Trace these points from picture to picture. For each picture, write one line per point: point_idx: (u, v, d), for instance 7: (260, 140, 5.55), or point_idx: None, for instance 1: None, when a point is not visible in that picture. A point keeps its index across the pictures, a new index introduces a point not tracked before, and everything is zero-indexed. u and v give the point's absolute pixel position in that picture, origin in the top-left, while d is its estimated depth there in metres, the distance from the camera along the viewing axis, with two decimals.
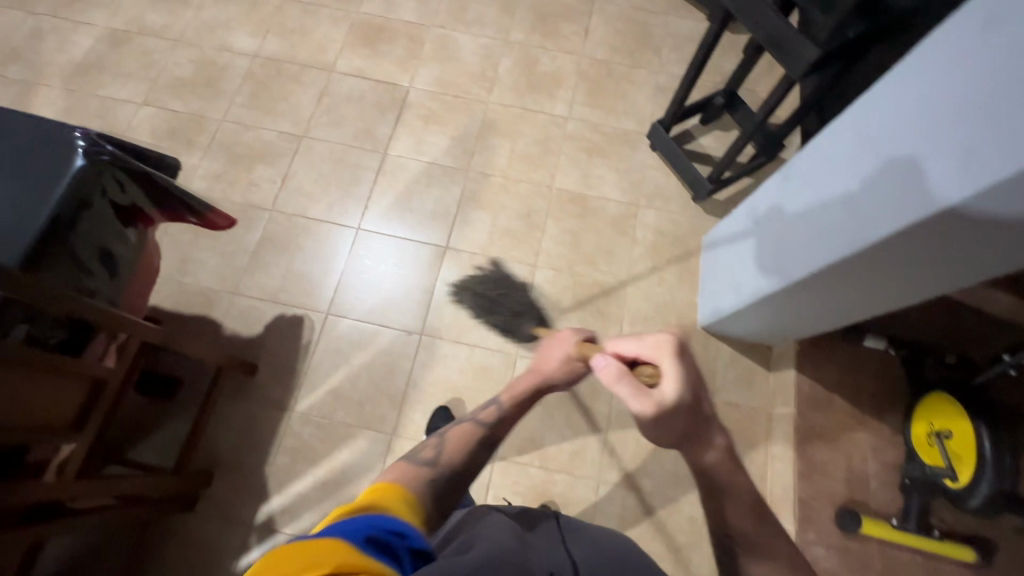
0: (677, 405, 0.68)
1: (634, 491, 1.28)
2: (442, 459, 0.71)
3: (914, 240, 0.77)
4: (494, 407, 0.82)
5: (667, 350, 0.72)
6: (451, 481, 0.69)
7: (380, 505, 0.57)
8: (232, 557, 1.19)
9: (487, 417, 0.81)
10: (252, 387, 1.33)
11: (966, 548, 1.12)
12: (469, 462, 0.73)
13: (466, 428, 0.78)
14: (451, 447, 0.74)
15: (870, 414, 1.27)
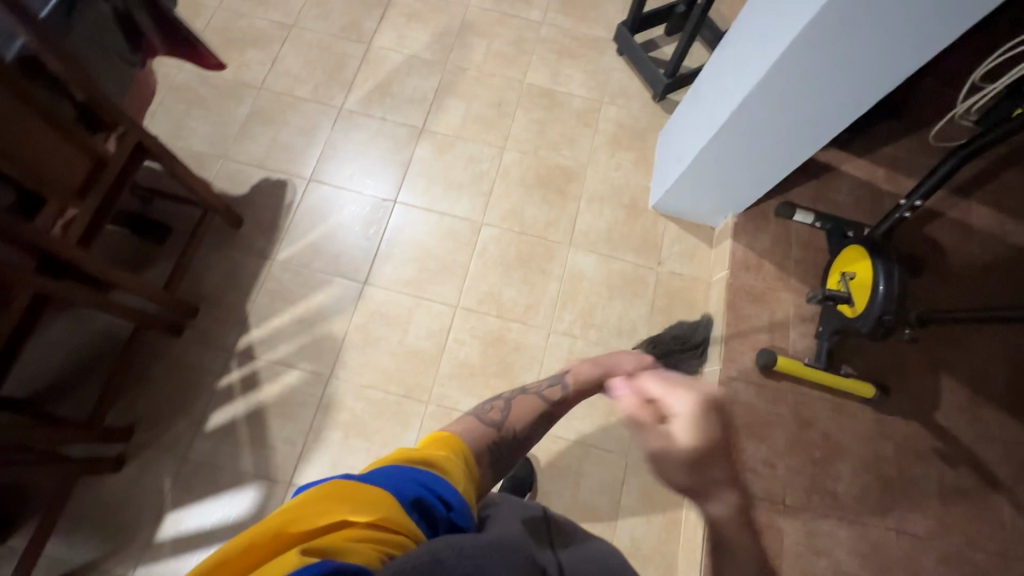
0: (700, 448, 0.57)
1: (581, 340, 1.42)
2: (508, 426, 0.76)
3: (814, 43, 0.93)
4: (558, 388, 0.87)
5: (686, 408, 0.60)
6: (512, 444, 0.74)
7: (444, 458, 0.59)
8: (214, 376, 1.32)
9: (551, 396, 0.85)
10: (237, 237, 1.45)
11: (866, 384, 1.26)
12: (527, 432, 0.78)
13: (532, 400, 0.84)
14: (515, 412, 0.79)
15: (795, 278, 1.41)
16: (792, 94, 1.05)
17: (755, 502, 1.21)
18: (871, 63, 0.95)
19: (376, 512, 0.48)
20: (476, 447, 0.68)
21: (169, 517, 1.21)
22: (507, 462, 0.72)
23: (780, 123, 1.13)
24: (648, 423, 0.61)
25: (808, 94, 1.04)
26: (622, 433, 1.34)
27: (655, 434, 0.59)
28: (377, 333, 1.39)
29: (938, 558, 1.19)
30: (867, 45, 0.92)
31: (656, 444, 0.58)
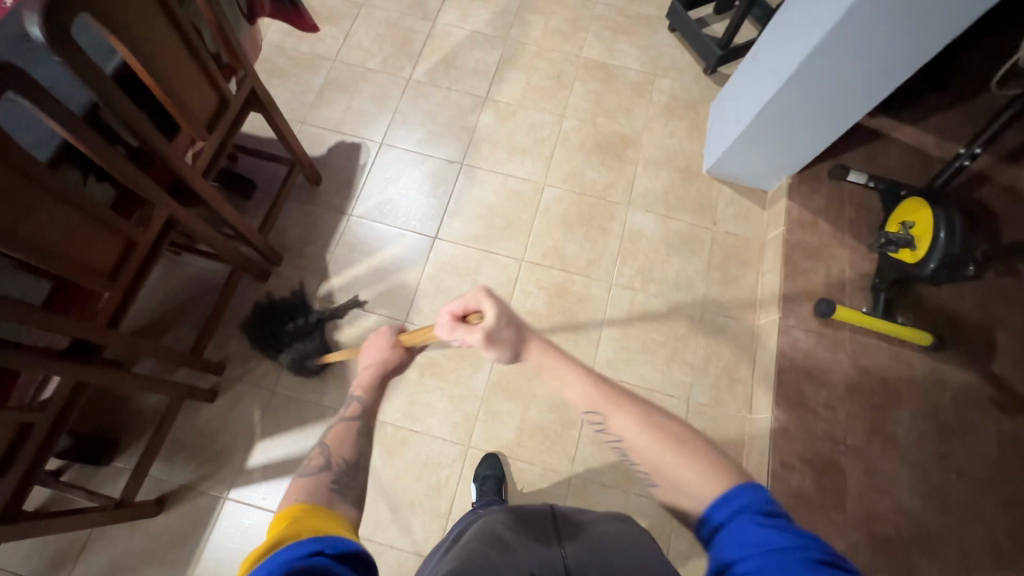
0: (505, 323, 0.71)
1: (641, 294, 1.48)
2: (337, 459, 0.69)
3: (869, 10, 1.00)
4: (354, 402, 0.76)
5: (485, 299, 0.72)
6: (349, 472, 0.68)
7: (291, 528, 0.54)
8: (297, 319, 1.41)
9: (354, 413, 0.75)
10: (317, 194, 1.55)
11: (925, 333, 1.31)
12: (360, 455, 0.71)
13: (341, 430, 0.74)
14: (336, 447, 0.71)
15: (850, 235, 1.46)
16: (846, 58, 1.12)
17: (817, 441, 1.25)
18: (927, 26, 1.02)
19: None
20: (319, 491, 0.62)
21: (259, 445, 1.29)
22: (359, 487, 0.67)
23: (834, 87, 1.20)
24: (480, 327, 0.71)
25: (862, 58, 1.11)
26: (683, 380, 1.40)
27: (473, 333, 0.71)
28: (448, 283, 1.47)
29: (1002, 500, 1.21)
30: (926, 6, 0.97)
31: (484, 342, 0.71)
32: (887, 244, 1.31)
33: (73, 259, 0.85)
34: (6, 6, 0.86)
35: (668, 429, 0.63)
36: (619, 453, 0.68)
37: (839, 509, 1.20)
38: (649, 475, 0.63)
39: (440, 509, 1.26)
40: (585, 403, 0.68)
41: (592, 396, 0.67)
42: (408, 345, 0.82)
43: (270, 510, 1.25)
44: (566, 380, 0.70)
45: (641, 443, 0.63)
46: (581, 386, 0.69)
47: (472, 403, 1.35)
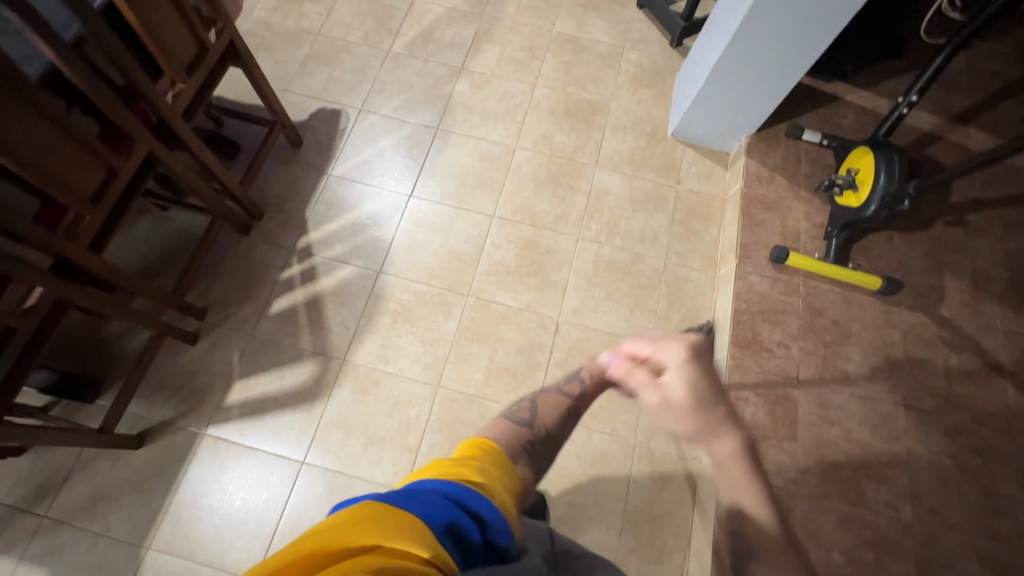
0: (693, 395, 0.72)
1: (607, 246, 1.55)
2: (540, 424, 0.77)
3: None
4: (576, 382, 0.87)
5: (682, 356, 0.77)
6: (546, 442, 0.75)
7: (475, 469, 0.57)
8: (277, 270, 1.48)
9: (571, 391, 0.86)
10: (298, 156, 1.63)
11: (873, 276, 1.37)
12: (557, 429, 0.79)
13: (555, 397, 0.85)
14: (544, 409, 0.81)
15: (805, 189, 1.53)
16: (784, 11, 1.20)
17: (770, 376, 1.31)
18: None
19: (419, 535, 0.44)
20: (515, 449, 0.69)
21: (238, 384, 1.35)
22: (546, 458, 0.73)
23: (778, 41, 1.28)
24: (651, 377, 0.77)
25: (798, 10, 1.19)
26: (645, 325, 1.45)
27: (652, 392, 0.76)
28: (422, 237, 1.53)
29: (944, 430, 1.27)
30: None
31: (660, 391, 0.75)
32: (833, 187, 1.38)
33: (55, 175, 0.91)
34: None
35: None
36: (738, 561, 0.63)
37: (790, 438, 1.25)
38: None
39: (410, 443, 1.31)
40: (750, 506, 0.63)
41: (764, 507, 0.63)
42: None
43: (246, 445, 1.30)
44: (729, 490, 0.65)
45: None
46: (752, 494, 0.63)
47: (443, 346, 1.41)
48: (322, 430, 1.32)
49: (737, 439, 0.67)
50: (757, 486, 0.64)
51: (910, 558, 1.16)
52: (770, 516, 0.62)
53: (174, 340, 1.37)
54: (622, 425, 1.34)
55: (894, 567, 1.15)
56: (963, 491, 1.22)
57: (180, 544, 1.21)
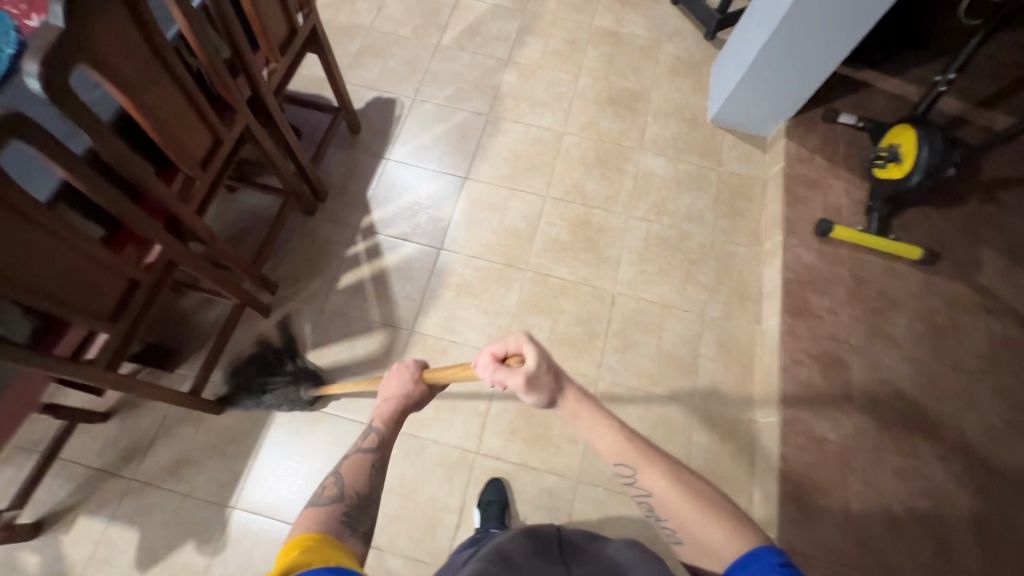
0: (548, 368, 0.71)
1: (655, 224, 1.62)
2: (350, 492, 0.72)
3: None
4: (374, 433, 0.79)
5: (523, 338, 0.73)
6: (361, 506, 0.70)
7: (305, 555, 0.55)
8: (343, 247, 1.54)
9: (370, 444, 0.78)
10: (357, 142, 1.70)
11: (916, 247, 1.44)
12: (371, 492, 0.73)
13: (356, 460, 0.77)
14: (349, 481, 0.73)
15: (844, 168, 1.61)
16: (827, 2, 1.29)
17: (823, 340, 1.37)
18: None
19: None
20: (330, 523, 0.65)
21: (311, 353, 1.40)
22: (367, 524, 0.69)
23: (819, 30, 1.36)
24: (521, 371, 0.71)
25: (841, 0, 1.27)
26: (697, 297, 1.52)
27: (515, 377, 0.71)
28: (479, 216, 1.60)
29: (991, 389, 1.33)
30: None
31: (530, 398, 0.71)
32: (877, 160, 1.47)
33: (178, 138, 0.97)
34: (33, 23, 0.89)
35: (694, 493, 0.65)
36: (649, 512, 0.69)
37: (846, 397, 1.31)
38: (677, 534, 0.65)
39: (478, 407, 1.36)
40: (617, 456, 0.69)
41: (621, 451, 0.69)
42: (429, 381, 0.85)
43: (319, 408, 1.34)
44: (594, 432, 0.71)
45: (668, 499, 0.65)
46: (607, 428, 0.70)
47: (505, 318, 1.47)
48: None
49: (577, 398, 0.72)
50: (610, 422, 0.71)
51: (968, 508, 1.21)
52: (624, 437, 0.69)
53: (250, 313, 1.43)
54: (681, 390, 1.41)
55: (953, 517, 1.20)
56: (1012, 445, 1.27)
57: (262, 502, 1.25)
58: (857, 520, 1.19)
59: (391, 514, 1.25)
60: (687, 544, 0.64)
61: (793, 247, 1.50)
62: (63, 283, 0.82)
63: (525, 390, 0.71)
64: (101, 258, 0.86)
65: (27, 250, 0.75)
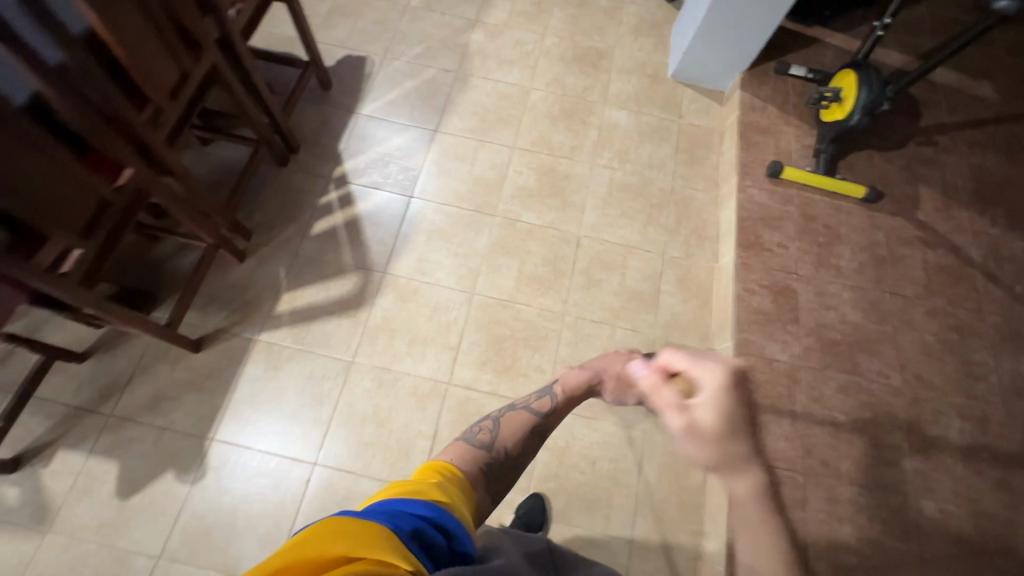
0: (724, 425, 0.60)
1: (619, 171, 1.69)
2: (499, 445, 0.72)
3: None
4: (548, 398, 0.81)
5: (720, 374, 0.63)
6: (506, 466, 0.70)
7: (437, 487, 0.57)
8: (316, 196, 1.58)
9: (541, 407, 0.81)
10: (328, 97, 1.74)
11: (858, 186, 1.54)
12: (521, 451, 0.74)
13: (520, 417, 0.79)
14: (505, 432, 0.75)
15: (794, 116, 1.70)
16: None
17: (774, 271, 1.46)
18: None
19: (388, 542, 0.43)
20: (472, 471, 0.65)
21: (286, 295, 1.44)
22: (501, 484, 0.68)
23: None
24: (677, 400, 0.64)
25: None
26: (658, 237, 1.60)
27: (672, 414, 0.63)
28: (450, 165, 1.65)
29: (927, 312, 1.43)
30: None
31: (686, 415, 0.62)
32: (823, 100, 1.57)
33: (147, 66, 1.01)
34: None
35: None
36: None
37: (794, 321, 1.39)
38: None
39: (450, 342, 1.42)
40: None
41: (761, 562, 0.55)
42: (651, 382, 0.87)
43: (293, 346, 1.39)
44: (750, 535, 0.57)
45: None
46: (772, 543, 0.55)
47: (475, 259, 1.52)
48: (368, 332, 1.42)
49: (752, 483, 0.58)
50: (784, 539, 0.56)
51: (903, 416, 1.30)
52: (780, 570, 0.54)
53: (224, 258, 1.46)
54: (642, 323, 1.48)
55: (891, 424, 1.29)
56: (944, 360, 1.37)
57: (242, 434, 1.30)
58: (804, 429, 1.27)
59: (367, 441, 1.30)
60: None
61: (747, 188, 1.58)
62: (39, 194, 0.85)
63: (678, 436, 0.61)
64: (69, 170, 0.88)
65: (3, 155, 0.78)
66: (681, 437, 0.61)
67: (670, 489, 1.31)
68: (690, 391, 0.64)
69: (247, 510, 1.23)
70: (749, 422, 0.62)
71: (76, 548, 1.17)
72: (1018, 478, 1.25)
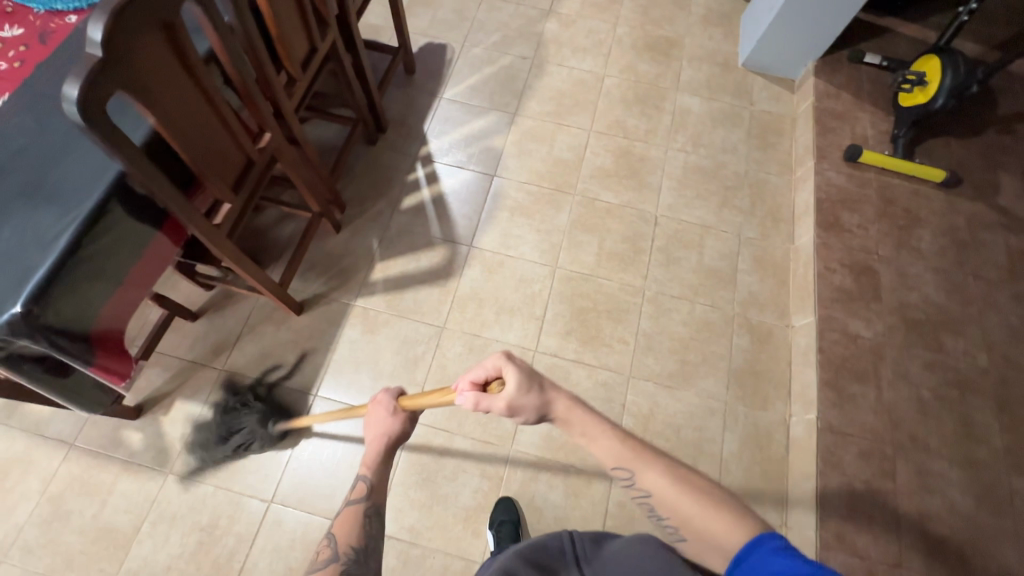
0: (529, 386, 0.71)
1: (693, 155, 1.73)
2: (345, 548, 0.72)
3: None
4: (361, 481, 0.78)
5: (502, 360, 0.72)
6: (359, 558, 0.71)
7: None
8: (404, 173, 1.66)
9: (359, 494, 0.78)
10: (412, 81, 1.82)
11: (938, 169, 1.55)
12: (368, 540, 0.74)
13: (348, 515, 0.76)
14: (344, 537, 0.73)
15: (871, 103, 1.72)
16: None
17: (854, 251, 1.48)
18: None
19: None
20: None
21: (379, 264, 1.52)
22: (369, 572, 0.70)
23: None
24: (495, 400, 0.71)
25: None
26: (734, 218, 1.63)
27: (497, 401, 0.71)
28: (529, 147, 1.72)
29: (1013, 294, 1.43)
30: None
31: (511, 407, 0.70)
32: (904, 84, 1.58)
33: (289, 36, 1.10)
34: (72, 20, 0.97)
35: (697, 488, 0.65)
36: (650, 513, 0.69)
37: (877, 300, 1.41)
38: (680, 530, 0.65)
39: (535, 312, 1.48)
40: (613, 458, 0.69)
41: (616, 449, 0.69)
42: (409, 410, 0.83)
43: (386, 312, 1.46)
44: (590, 437, 0.71)
45: (667, 496, 0.66)
46: (602, 433, 0.71)
47: (556, 235, 1.58)
48: (456, 300, 1.48)
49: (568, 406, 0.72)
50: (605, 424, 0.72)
51: (991, 393, 1.31)
52: (615, 440, 0.70)
53: (322, 229, 1.55)
54: (721, 299, 1.52)
55: (978, 401, 1.30)
56: None
57: (342, 391, 1.37)
58: (890, 403, 1.29)
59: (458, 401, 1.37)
60: (689, 540, 0.65)
61: (824, 172, 1.60)
62: (204, 143, 0.95)
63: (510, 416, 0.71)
64: (230, 127, 0.99)
65: (184, 103, 0.88)
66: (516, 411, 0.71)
67: (754, 459, 1.33)
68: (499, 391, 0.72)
69: (350, 461, 1.30)
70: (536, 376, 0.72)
71: (196, 490, 1.26)
72: None
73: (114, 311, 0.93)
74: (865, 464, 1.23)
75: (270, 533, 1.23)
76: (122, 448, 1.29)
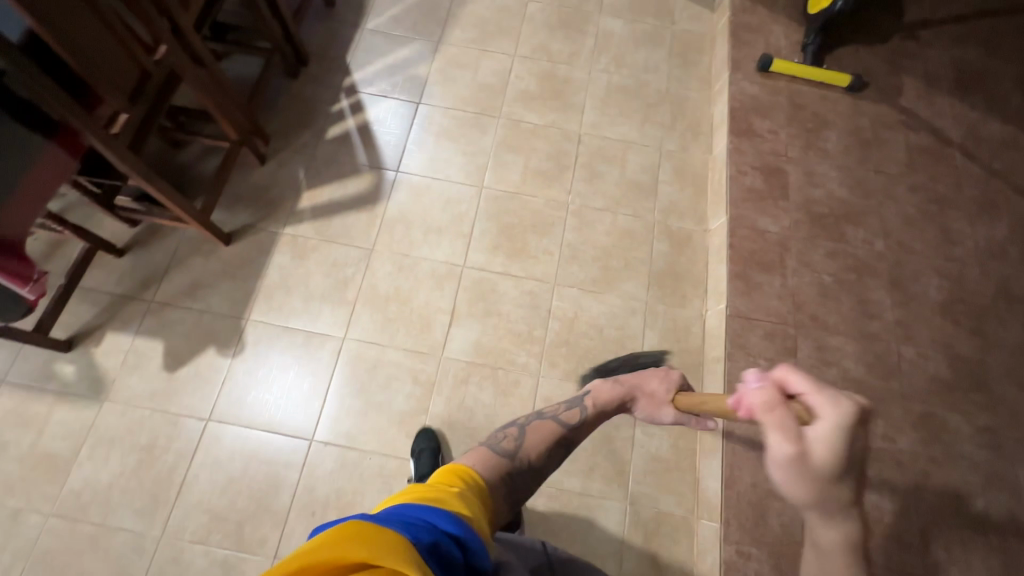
0: (837, 467, 0.58)
1: (616, 75, 1.76)
2: (524, 453, 0.78)
3: None
4: (577, 410, 0.89)
5: (844, 412, 0.59)
6: (529, 472, 0.77)
7: (458, 497, 0.61)
8: (328, 104, 1.65)
9: (569, 419, 0.88)
10: (333, 14, 1.79)
11: (845, 74, 1.61)
12: (544, 460, 0.81)
13: (550, 426, 0.86)
14: (528, 441, 0.81)
15: (783, 15, 1.76)
16: None
17: (765, 154, 1.55)
18: None
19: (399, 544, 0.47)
20: (494, 480, 0.70)
21: (306, 193, 1.53)
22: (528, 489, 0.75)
23: None
24: (792, 423, 0.60)
25: None
26: (655, 134, 1.68)
27: (786, 439, 0.59)
28: (454, 74, 1.72)
29: (909, 186, 1.52)
30: None
31: (802, 446, 0.59)
32: None
33: None
34: None
35: None
36: None
37: (784, 198, 1.49)
38: None
39: (463, 231, 1.51)
40: None
41: None
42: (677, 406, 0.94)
43: (315, 238, 1.48)
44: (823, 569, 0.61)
45: None
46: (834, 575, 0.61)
47: (483, 157, 1.61)
48: (386, 224, 1.51)
49: (842, 531, 0.60)
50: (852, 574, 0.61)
51: (884, 274, 1.41)
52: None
53: (246, 161, 1.55)
54: (642, 209, 1.57)
55: (873, 282, 1.40)
56: (923, 227, 1.47)
57: (275, 314, 1.40)
58: (794, 288, 1.38)
59: (390, 317, 1.41)
60: None
61: (737, 82, 1.65)
62: (93, 50, 0.95)
63: (780, 464, 0.59)
64: (119, 35, 0.98)
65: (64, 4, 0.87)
66: (787, 463, 0.59)
67: (672, 352, 1.42)
68: (806, 419, 0.61)
69: (287, 379, 1.34)
70: (858, 466, 0.60)
71: (133, 414, 1.29)
72: (989, 324, 1.37)
73: (13, 217, 0.94)
74: (769, 343, 1.33)
75: (209, 449, 1.27)
76: (55, 380, 1.31)
